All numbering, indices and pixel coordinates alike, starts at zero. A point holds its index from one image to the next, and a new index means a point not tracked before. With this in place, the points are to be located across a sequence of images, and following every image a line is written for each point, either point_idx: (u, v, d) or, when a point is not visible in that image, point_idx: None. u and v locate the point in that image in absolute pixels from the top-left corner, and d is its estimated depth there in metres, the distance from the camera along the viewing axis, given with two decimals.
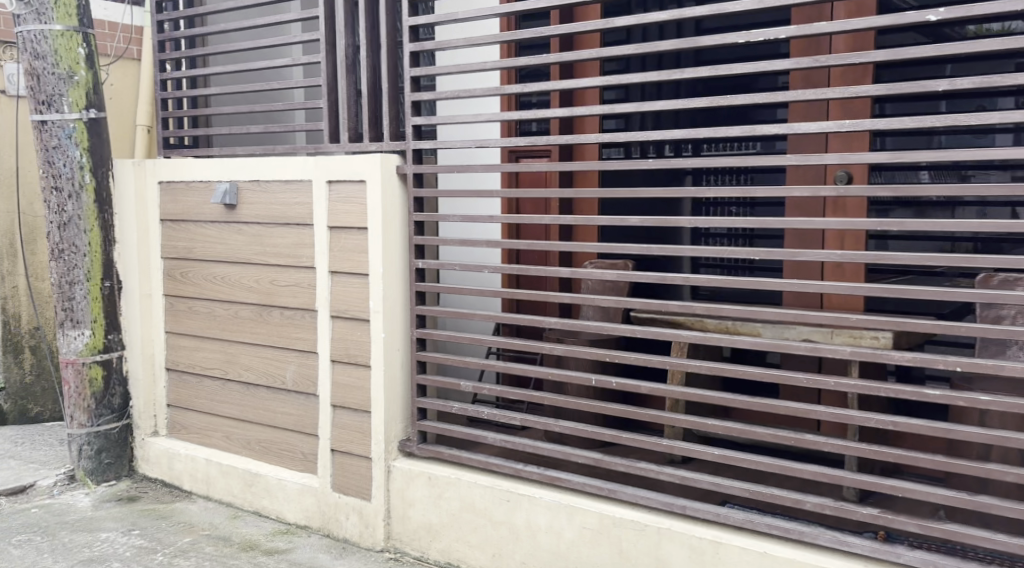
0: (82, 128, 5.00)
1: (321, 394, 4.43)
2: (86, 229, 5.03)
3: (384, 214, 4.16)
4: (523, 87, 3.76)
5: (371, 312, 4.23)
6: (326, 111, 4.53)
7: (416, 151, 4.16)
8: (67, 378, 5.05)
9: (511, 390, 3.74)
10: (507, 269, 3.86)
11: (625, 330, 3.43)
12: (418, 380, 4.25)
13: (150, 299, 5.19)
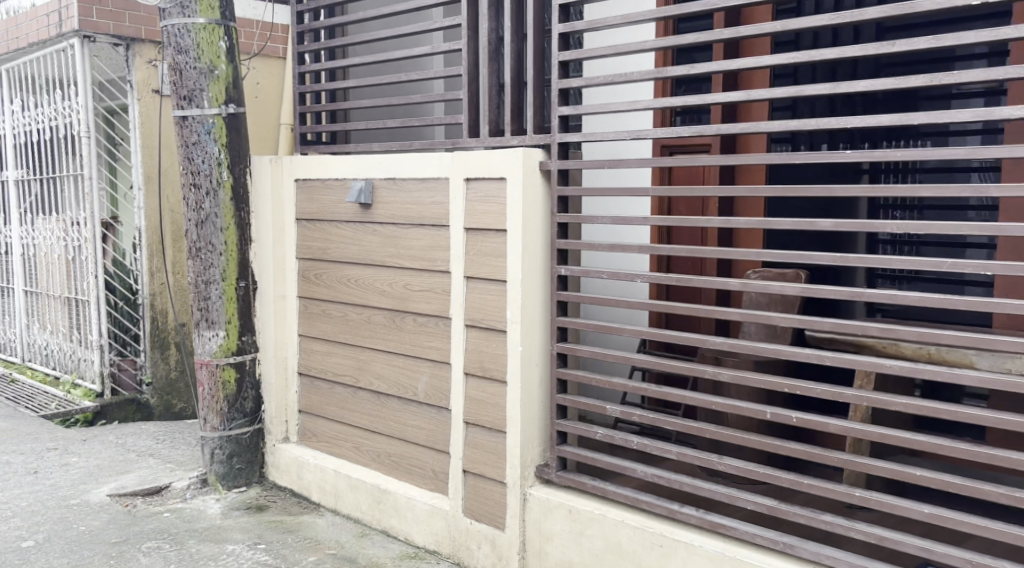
0: (221, 124, 4.89)
1: (453, 410, 4.15)
2: (223, 227, 4.90)
3: (526, 216, 3.83)
4: (686, 68, 3.32)
5: (509, 322, 3.90)
6: (466, 104, 4.24)
7: (562, 145, 3.80)
8: (202, 379, 4.97)
9: (664, 418, 3.31)
10: (661, 278, 3.42)
11: (808, 355, 2.94)
12: (557, 401, 3.88)
13: (285, 300, 5.05)
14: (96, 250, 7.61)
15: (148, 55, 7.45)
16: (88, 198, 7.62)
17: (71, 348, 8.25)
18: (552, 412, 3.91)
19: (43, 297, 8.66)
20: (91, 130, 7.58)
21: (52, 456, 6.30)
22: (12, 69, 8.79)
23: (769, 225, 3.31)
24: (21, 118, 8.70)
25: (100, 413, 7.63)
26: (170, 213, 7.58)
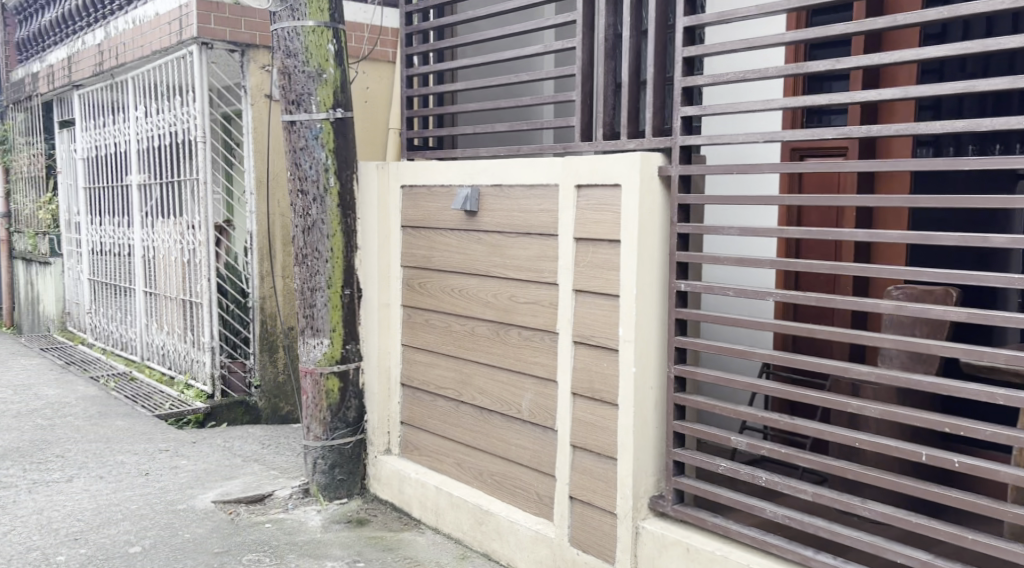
0: (329, 128, 4.80)
1: (560, 431, 3.95)
2: (329, 234, 4.81)
3: (642, 226, 3.59)
4: (829, 63, 3.02)
5: (622, 340, 3.67)
6: (579, 106, 4.02)
7: (684, 148, 3.54)
8: (306, 388, 4.89)
9: (798, 456, 3.06)
10: (795, 298, 3.15)
11: (973, 391, 2.63)
12: (674, 427, 3.62)
13: (389, 309, 4.96)
14: (209, 253, 7.72)
15: (262, 61, 7.50)
16: (203, 202, 7.74)
17: (185, 349, 8.39)
18: (667, 439, 3.66)
19: (161, 298, 8.85)
20: (207, 135, 7.69)
21: (163, 458, 6.38)
22: (136, 77, 9.03)
23: (928, 239, 2.96)
24: (143, 124, 8.93)
25: (211, 415, 7.73)
26: (278, 217, 7.56)
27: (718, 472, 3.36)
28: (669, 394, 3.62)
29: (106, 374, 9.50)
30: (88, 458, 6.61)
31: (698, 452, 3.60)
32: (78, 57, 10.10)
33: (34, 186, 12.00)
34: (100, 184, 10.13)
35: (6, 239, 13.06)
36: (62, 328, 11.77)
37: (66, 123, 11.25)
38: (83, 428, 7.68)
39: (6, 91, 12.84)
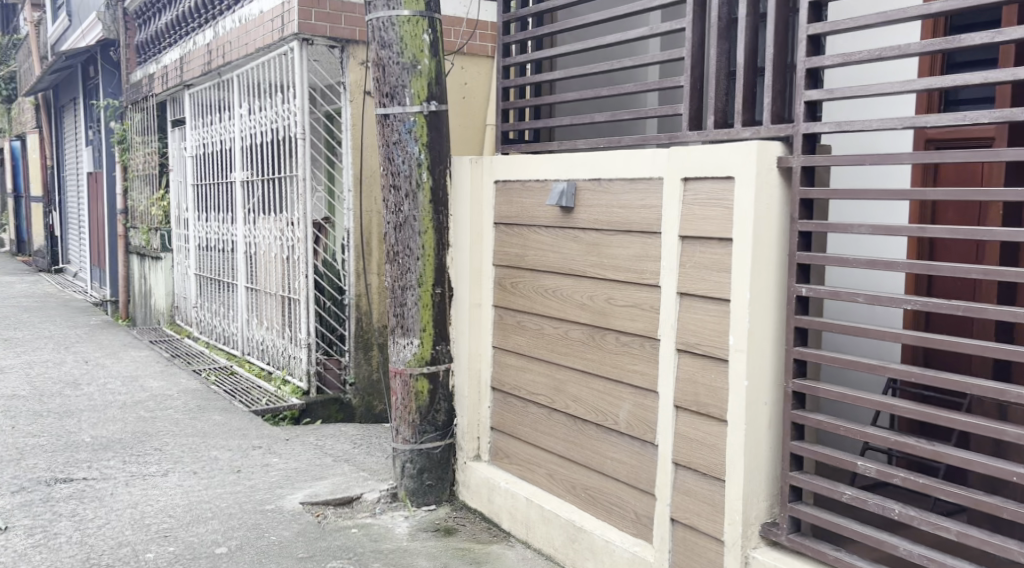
0: (422, 122, 4.62)
1: (660, 446, 3.68)
2: (421, 231, 4.64)
3: (758, 223, 3.29)
4: (979, 37, 2.67)
5: (733, 349, 3.37)
6: (687, 93, 3.75)
7: (808, 137, 3.24)
8: (396, 389, 4.72)
9: (940, 487, 2.78)
10: (937, 305, 2.79)
11: None
12: (791, 448, 3.31)
13: (480, 309, 4.77)
14: (307, 250, 7.68)
15: (360, 56, 7.39)
16: (302, 199, 7.69)
17: (283, 345, 8.39)
18: (783, 461, 3.36)
19: (261, 294, 8.89)
20: (306, 131, 7.65)
21: (257, 455, 6.32)
22: (241, 75, 9.09)
23: None
24: (248, 121, 8.97)
25: (306, 412, 7.66)
26: (375, 214, 7.48)
27: (843, 501, 3.08)
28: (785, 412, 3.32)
29: (209, 367, 9.61)
30: (182, 452, 6.61)
31: (818, 476, 3.28)
32: (189, 56, 10.25)
33: (147, 183, 12.29)
34: (207, 180, 10.26)
35: (122, 234, 13.43)
36: (171, 321, 12.03)
37: (177, 122, 11.45)
38: (182, 420, 7.71)
39: (124, 90, 13.19)
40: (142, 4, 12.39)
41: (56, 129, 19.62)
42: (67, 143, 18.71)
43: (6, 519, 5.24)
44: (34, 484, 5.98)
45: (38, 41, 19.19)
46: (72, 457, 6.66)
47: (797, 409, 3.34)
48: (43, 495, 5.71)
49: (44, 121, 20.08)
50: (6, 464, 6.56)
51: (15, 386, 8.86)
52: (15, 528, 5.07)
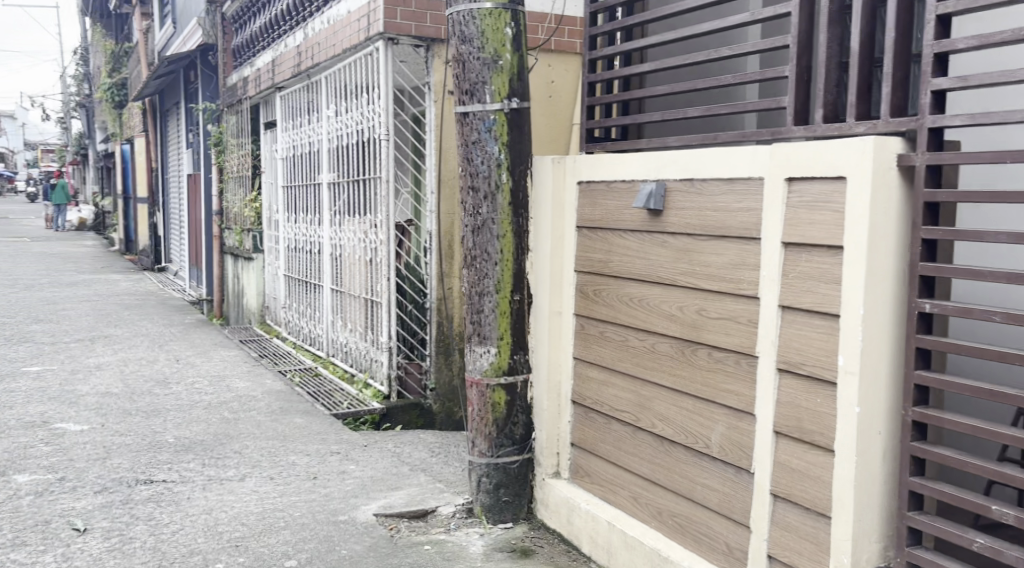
0: (502, 120, 4.39)
1: (758, 475, 3.40)
2: (500, 235, 4.41)
3: (873, 231, 2.97)
4: None
5: (842, 371, 3.06)
6: (792, 84, 3.46)
7: (934, 132, 2.91)
8: (472, 399, 4.51)
9: None
10: None
11: None
12: (909, 485, 2.98)
13: (560, 317, 4.52)
14: (388, 253, 7.56)
15: (444, 56, 7.20)
16: (384, 201, 7.56)
17: (365, 348, 8.26)
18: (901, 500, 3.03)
19: (346, 296, 8.79)
20: (390, 133, 7.51)
21: (333, 462, 6.02)
22: (328, 76, 9.03)
23: None
24: (335, 123, 8.89)
25: (387, 417, 7.57)
26: (454, 217, 7.24)
27: (976, 551, 2.77)
28: (903, 444, 3.00)
29: (294, 368, 9.54)
30: (261, 457, 6.24)
31: (940, 518, 2.95)
32: (280, 59, 10.26)
33: (241, 184, 12.40)
34: (297, 182, 10.24)
35: (217, 234, 13.61)
36: (261, 321, 12.12)
37: (269, 124, 11.50)
38: (264, 423, 7.46)
39: (221, 93, 13.35)
40: (238, 8, 12.52)
41: (162, 132, 20.13)
42: (171, 146, 19.13)
43: (85, 520, 5.16)
44: (115, 485, 5.81)
45: (146, 47, 19.71)
46: (154, 458, 6.45)
47: (917, 440, 3.01)
48: (122, 497, 5.56)
49: (151, 125, 20.63)
50: (90, 463, 6.42)
51: (107, 383, 8.94)
52: (92, 531, 4.99)
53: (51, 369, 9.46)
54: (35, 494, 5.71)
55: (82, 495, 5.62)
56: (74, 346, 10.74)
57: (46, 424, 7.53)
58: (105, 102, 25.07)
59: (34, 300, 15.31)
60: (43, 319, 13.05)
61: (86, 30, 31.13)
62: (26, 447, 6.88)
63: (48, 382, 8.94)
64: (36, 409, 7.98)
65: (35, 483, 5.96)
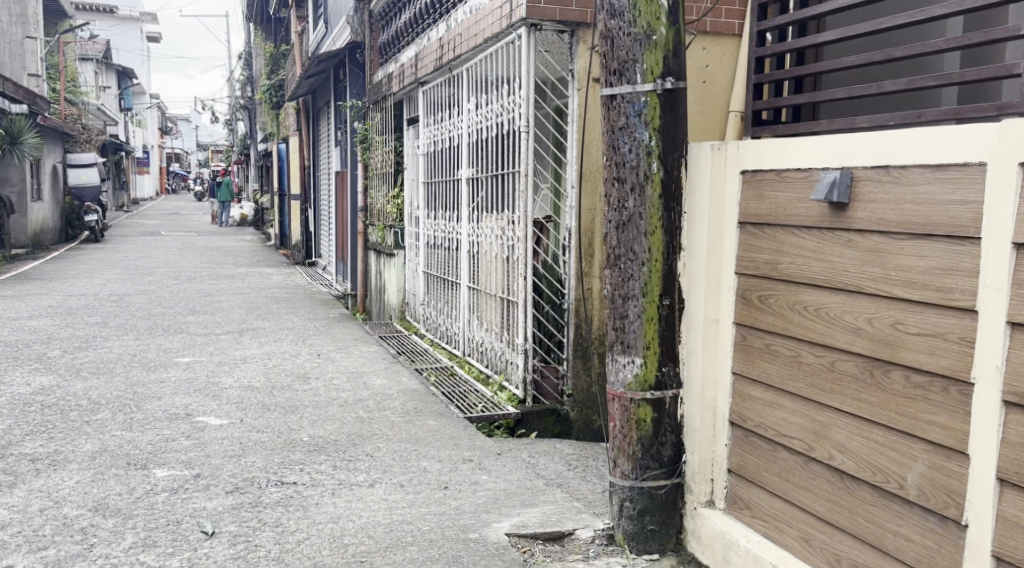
0: (655, 102, 3.93)
1: (974, 528, 2.97)
2: (648, 231, 3.96)
3: None
4: None
5: None
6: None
7: None
8: (614, 414, 4.10)
9: None
10: None
11: None
12: None
13: (717, 325, 4.04)
14: (525, 250, 7.21)
15: (589, 41, 6.75)
16: (523, 196, 7.20)
17: (501, 349, 7.91)
18: None
19: (483, 295, 8.46)
20: (531, 124, 7.13)
21: (465, 470, 5.64)
22: (470, 68, 8.70)
23: None
24: (475, 116, 8.58)
25: (522, 422, 7.20)
26: (595, 214, 6.78)
27: None
28: None
29: (430, 366, 9.24)
30: (392, 461, 5.85)
31: None
32: (423, 53, 10.05)
33: (384, 181, 12.29)
34: (437, 178, 10.00)
35: (361, 231, 13.60)
36: (401, 317, 11.99)
37: (411, 120, 11.32)
38: (398, 425, 6.82)
39: (368, 91, 13.31)
40: (385, 4, 12.44)
41: (314, 132, 20.47)
42: (321, 144, 19.38)
43: (213, 522, 4.85)
44: (247, 485, 5.41)
45: (302, 50, 20.09)
46: (288, 458, 5.96)
47: None
48: (252, 498, 5.17)
49: (305, 125, 21.07)
50: (225, 460, 5.95)
51: (250, 376, 8.70)
52: (220, 534, 4.69)
53: (200, 362, 9.46)
54: (169, 492, 5.35)
55: (214, 494, 5.26)
56: (223, 339, 10.81)
57: (188, 417, 7.11)
58: (264, 102, 25.74)
59: (192, 292, 15.70)
60: (198, 311, 13.29)
61: (247, 35, 32.20)
62: (167, 440, 6.46)
63: (196, 373, 8.90)
64: (181, 401, 7.68)
65: (171, 479, 5.58)
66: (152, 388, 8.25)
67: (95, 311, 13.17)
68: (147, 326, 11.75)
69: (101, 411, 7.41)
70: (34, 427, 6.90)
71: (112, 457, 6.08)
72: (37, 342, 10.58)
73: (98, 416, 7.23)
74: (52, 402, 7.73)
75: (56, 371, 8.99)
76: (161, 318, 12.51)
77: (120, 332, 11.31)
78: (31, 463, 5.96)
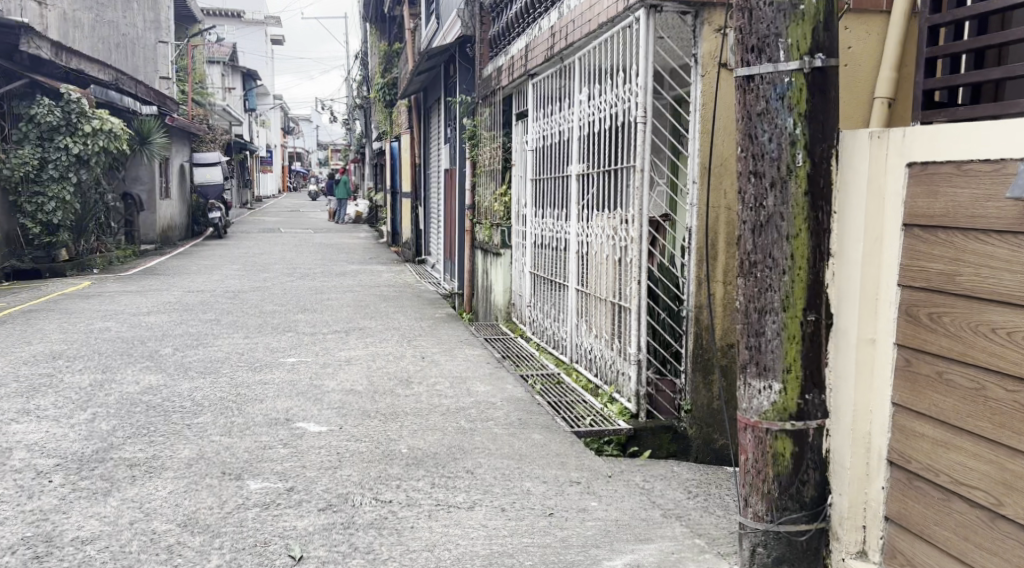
0: (801, 84, 3.64)
1: None
2: (791, 236, 3.70)
3: None
4: None
5: None
6: None
7: None
8: (747, 445, 3.88)
9: None
10: None
11: None
12: None
13: (874, 346, 3.78)
14: (640, 252, 6.70)
15: (716, 23, 6.15)
16: (637, 193, 6.69)
17: (612, 358, 7.41)
18: None
19: (593, 299, 7.97)
20: (648, 113, 6.60)
21: (572, 495, 5.22)
22: (583, 57, 8.19)
23: None
24: (587, 108, 8.08)
25: (635, 438, 6.69)
26: (719, 212, 6.19)
27: None
28: None
29: (537, 373, 8.77)
30: (493, 480, 5.46)
31: None
32: (534, 44, 9.63)
33: (492, 178, 11.93)
34: (546, 176, 9.53)
35: (469, 229, 13.28)
36: (507, 319, 11.62)
37: (521, 115, 10.93)
38: (502, 438, 6.41)
39: (477, 86, 12.97)
40: None
41: (425, 130, 20.30)
42: (432, 141, 19.17)
43: (302, 544, 4.49)
44: (341, 501, 5.06)
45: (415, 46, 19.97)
46: (384, 472, 5.58)
47: None
48: (345, 518, 4.81)
49: (416, 123, 20.96)
50: (321, 473, 5.57)
51: (354, 380, 8.31)
52: (308, 560, 4.33)
53: (305, 361, 9.13)
54: (261, 507, 4.98)
55: (306, 512, 4.88)
56: (331, 339, 10.55)
57: (288, 422, 6.75)
58: (377, 101, 25.79)
59: (304, 290, 15.57)
60: (307, 309, 13.17)
61: (363, 35, 32.47)
62: (264, 448, 6.09)
63: (301, 375, 8.47)
64: (282, 405, 7.27)
65: (264, 493, 5.21)
66: (256, 389, 7.85)
67: (210, 308, 13.14)
68: (258, 324, 11.56)
69: (203, 413, 7.02)
70: (136, 430, 6.52)
71: (208, 465, 5.71)
72: (150, 339, 10.39)
73: (199, 418, 6.84)
74: (157, 403, 7.35)
75: (165, 369, 8.66)
76: (272, 316, 12.34)
77: (231, 330, 11.11)
78: (128, 469, 5.59)
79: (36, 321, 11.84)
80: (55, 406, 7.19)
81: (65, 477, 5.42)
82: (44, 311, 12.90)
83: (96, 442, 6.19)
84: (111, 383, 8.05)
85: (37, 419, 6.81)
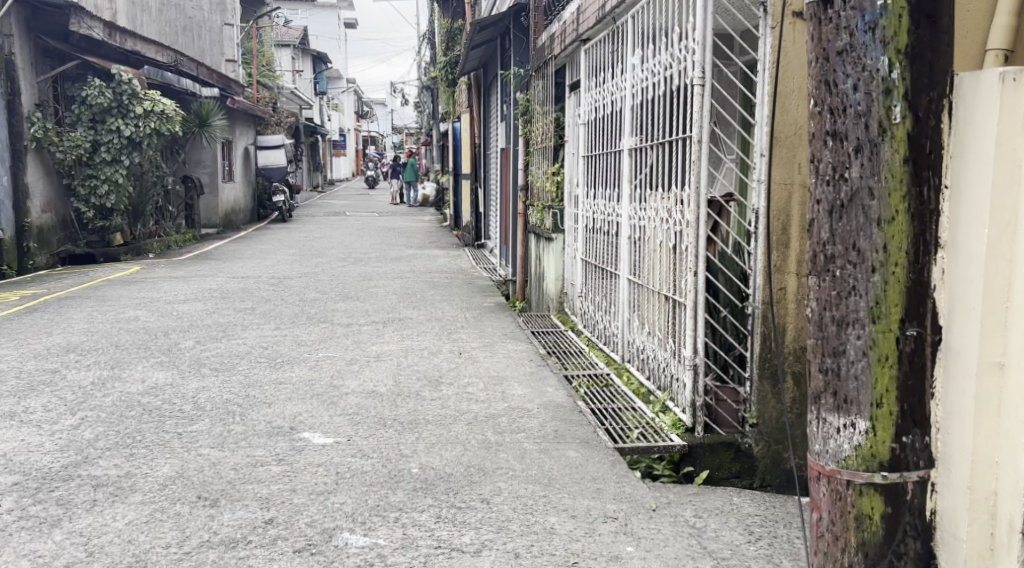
0: (900, 9, 2.65)
1: None
2: (885, 221, 2.71)
3: None
4: None
5: None
6: None
7: None
8: (822, 502, 2.91)
9: None
10: None
11: None
12: None
13: (1002, 371, 3.24)
14: (698, 238, 5.67)
15: None
16: (694, 167, 5.65)
17: (665, 360, 6.41)
18: None
19: (645, 290, 6.98)
20: (707, 73, 5.56)
21: (605, 536, 4.32)
22: (636, 15, 7.16)
23: None
24: (640, 73, 7.07)
25: (688, 456, 5.71)
26: (792, 188, 5.13)
27: None
28: None
29: (583, 372, 7.85)
30: (511, 512, 4.56)
31: None
32: (585, 4, 8.62)
33: (545, 156, 10.95)
34: (598, 151, 8.54)
35: (522, 211, 12.33)
36: (559, 308, 10.68)
37: (574, 86, 9.92)
38: (532, 455, 5.51)
39: (531, 56, 11.97)
40: None
41: (484, 107, 19.38)
42: (491, 119, 18.23)
43: None
44: (323, 540, 4.24)
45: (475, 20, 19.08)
46: (383, 500, 4.73)
47: None
48: (321, 565, 4.01)
49: (476, 101, 20.10)
50: (310, 500, 4.75)
51: (379, 380, 7.46)
52: None
53: (331, 358, 8.33)
54: (226, 547, 4.17)
55: (277, 555, 4.09)
56: (365, 331, 9.74)
57: (290, 432, 5.95)
58: (440, 80, 24.95)
59: (353, 276, 14.84)
60: (351, 296, 12.42)
61: (428, 12, 31.60)
62: (254, 465, 5.30)
63: (322, 374, 7.67)
64: (290, 411, 6.47)
65: (237, 526, 4.40)
66: (267, 390, 7.05)
67: (250, 296, 12.48)
68: (293, 314, 10.83)
69: (200, 420, 6.24)
70: (120, 440, 5.76)
71: (183, 486, 4.92)
72: (175, 331, 9.69)
73: (196, 426, 6.09)
74: (154, 406, 6.60)
75: (178, 366, 7.93)
76: (312, 305, 11.61)
77: (264, 320, 10.38)
78: (92, 491, 4.83)
79: (68, 309, 11.27)
80: (44, 408, 6.50)
81: (17, 501, 4.69)
82: (79, 298, 12.37)
83: (70, 454, 5.45)
84: (115, 381, 7.35)
85: (18, 424, 6.11)
